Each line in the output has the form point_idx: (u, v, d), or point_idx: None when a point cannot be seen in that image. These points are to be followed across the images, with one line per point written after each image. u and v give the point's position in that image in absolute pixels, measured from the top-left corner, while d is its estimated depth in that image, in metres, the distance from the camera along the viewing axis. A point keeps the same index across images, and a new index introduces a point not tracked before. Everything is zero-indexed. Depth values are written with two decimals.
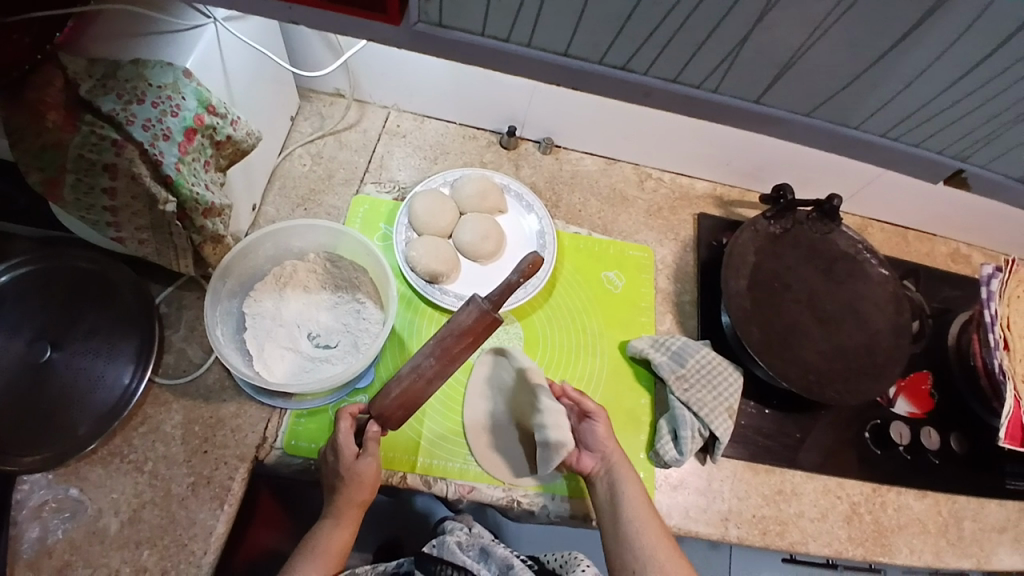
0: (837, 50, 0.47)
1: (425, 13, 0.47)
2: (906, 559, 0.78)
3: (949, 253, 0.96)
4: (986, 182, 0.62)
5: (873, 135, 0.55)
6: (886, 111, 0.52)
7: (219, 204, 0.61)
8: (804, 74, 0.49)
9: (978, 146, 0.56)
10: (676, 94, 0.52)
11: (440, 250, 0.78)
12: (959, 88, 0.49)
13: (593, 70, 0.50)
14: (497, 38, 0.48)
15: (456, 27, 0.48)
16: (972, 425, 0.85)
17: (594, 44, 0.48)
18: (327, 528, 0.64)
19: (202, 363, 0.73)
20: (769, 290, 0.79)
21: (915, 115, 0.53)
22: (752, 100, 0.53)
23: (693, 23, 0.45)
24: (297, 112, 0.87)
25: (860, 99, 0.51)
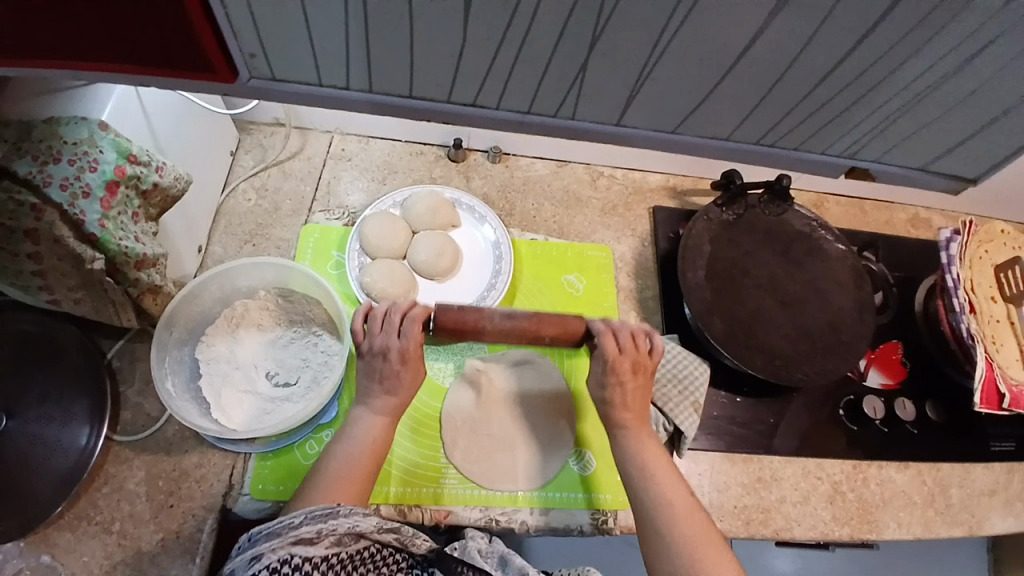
0: (656, 83, 0.60)
1: (254, 68, 0.61)
2: (893, 533, 0.77)
3: (908, 219, 0.96)
4: (891, 173, 0.76)
5: (752, 143, 0.71)
6: (748, 122, 0.67)
7: (151, 255, 0.59)
8: (649, 106, 0.64)
9: (866, 142, 0.70)
10: (648, 135, 0.69)
11: (394, 272, 0.76)
12: (812, 97, 0.62)
13: (441, 106, 0.65)
14: (334, 86, 0.62)
15: (286, 79, 0.62)
16: (947, 390, 0.84)
17: (433, 86, 0.62)
18: (367, 420, 0.63)
19: (159, 417, 0.72)
20: (728, 278, 0.78)
21: (779, 126, 0.68)
22: (666, 130, 0.69)
23: (498, 61, 0.57)
24: (237, 145, 0.85)
25: (720, 122, 0.67)
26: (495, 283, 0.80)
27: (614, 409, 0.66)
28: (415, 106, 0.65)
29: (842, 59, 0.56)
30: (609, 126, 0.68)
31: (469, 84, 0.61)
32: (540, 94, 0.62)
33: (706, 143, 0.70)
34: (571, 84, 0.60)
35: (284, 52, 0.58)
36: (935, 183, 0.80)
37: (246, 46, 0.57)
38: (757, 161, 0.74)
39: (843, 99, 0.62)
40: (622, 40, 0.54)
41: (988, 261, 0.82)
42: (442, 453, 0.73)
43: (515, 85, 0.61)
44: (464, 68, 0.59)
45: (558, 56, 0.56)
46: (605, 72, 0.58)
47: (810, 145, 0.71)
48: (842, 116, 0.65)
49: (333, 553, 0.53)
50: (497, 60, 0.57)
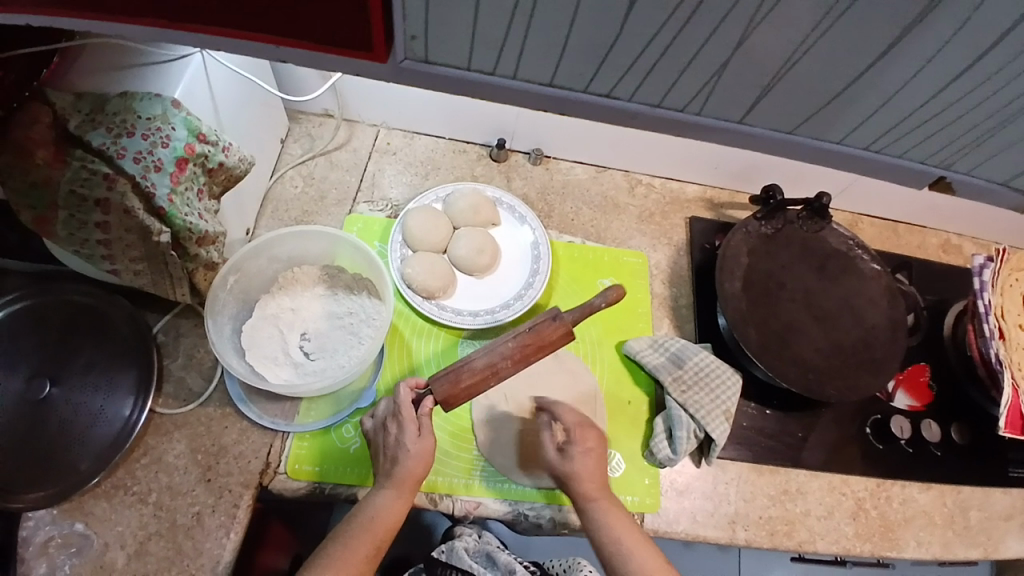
0: (855, 98, 0.50)
1: (412, 50, 0.48)
2: (914, 552, 0.78)
3: (940, 244, 0.97)
4: (970, 186, 0.63)
5: (860, 148, 0.57)
6: (865, 126, 0.54)
7: (212, 232, 0.61)
8: (798, 85, 0.49)
9: (961, 155, 0.58)
10: (801, 145, 0.56)
11: (435, 266, 0.78)
12: (959, 87, 0.49)
13: (579, 98, 0.51)
14: (483, 71, 0.50)
15: (440, 62, 0.50)
16: (974, 416, 0.85)
17: (578, 74, 0.49)
18: (384, 498, 0.64)
19: (201, 392, 0.73)
20: (764, 290, 0.79)
21: (896, 127, 0.54)
22: (833, 142, 0.56)
23: (683, 41, 0.45)
24: (286, 133, 0.87)
25: (847, 119, 0.53)
26: (533, 282, 0.81)
27: (579, 481, 0.67)
28: (554, 97, 0.52)
29: (952, 81, 0.48)
30: (770, 132, 0.55)
31: (609, 74, 0.49)
32: (732, 83, 0.49)
33: (815, 146, 0.56)
34: (773, 86, 0.49)
35: (448, 40, 0.47)
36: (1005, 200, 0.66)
37: (410, 26, 0.46)
38: (856, 173, 0.60)
39: (937, 138, 0.55)
40: (811, 64, 0.47)
41: (1017, 289, 0.83)
42: (474, 446, 0.73)
43: (694, 78, 0.48)
44: (624, 44, 0.45)
45: (780, 39, 0.44)
46: (796, 92, 0.50)
47: (913, 154, 0.58)
48: (963, 140, 0.56)
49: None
50: (663, 68, 0.48)
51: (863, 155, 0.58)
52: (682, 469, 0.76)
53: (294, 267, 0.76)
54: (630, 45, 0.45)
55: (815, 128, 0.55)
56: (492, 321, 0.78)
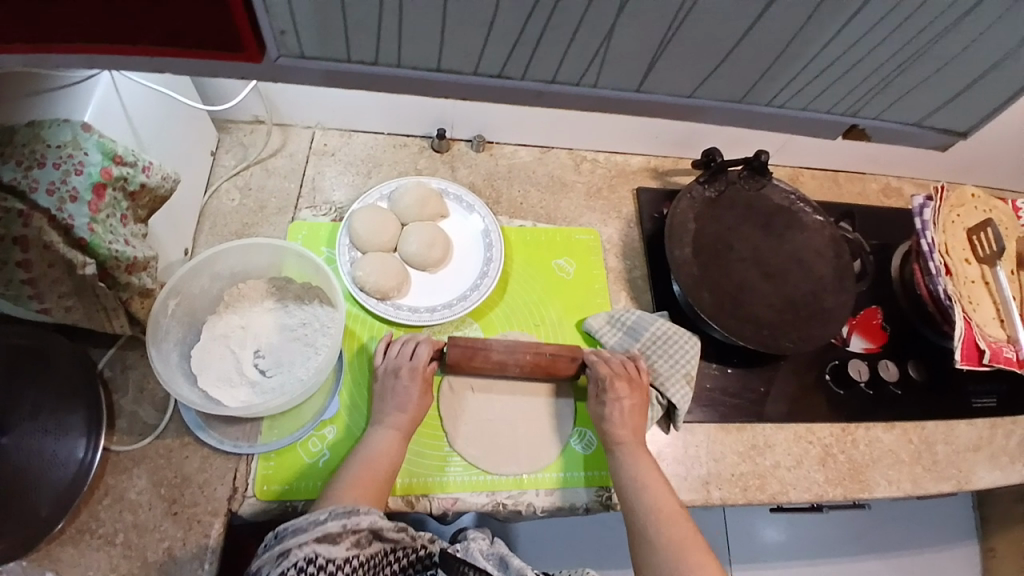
0: (749, 49, 0.56)
1: (284, 46, 0.52)
2: (885, 491, 0.80)
3: (880, 189, 0.99)
4: (883, 131, 0.74)
5: (766, 104, 0.65)
6: (765, 82, 0.61)
7: (142, 257, 0.58)
8: (687, 46, 0.54)
9: (865, 103, 0.67)
10: (725, 107, 0.65)
11: (387, 265, 0.76)
12: (848, 32, 0.55)
13: (471, 79, 0.56)
14: (364, 62, 0.54)
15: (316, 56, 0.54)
16: (927, 352, 0.88)
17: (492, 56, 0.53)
18: (382, 434, 0.68)
19: (157, 424, 0.71)
20: (714, 253, 0.80)
21: (796, 81, 0.62)
22: (739, 101, 0.65)
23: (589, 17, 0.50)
24: (217, 145, 0.84)
25: (741, 80, 0.61)
26: (487, 271, 0.80)
27: (613, 426, 0.70)
28: (441, 82, 0.56)
29: (852, 18, 0.53)
30: (683, 99, 0.63)
31: (501, 48, 0.53)
32: (623, 50, 0.54)
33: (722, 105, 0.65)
34: (668, 43, 0.54)
35: (317, 30, 0.50)
36: (927, 140, 0.79)
37: (278, 22, 0.49)
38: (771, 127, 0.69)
39: (840, 89, 0.64)
40: (707, 19, 0.51)
41: (961, 224, 0.85)
42: (446, 442, 0.73)
43: (587, 42, 0.53)
44: (503, 20, 0.49)
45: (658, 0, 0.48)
46: (689, 46, 0.54)
47: (817, 105, 0.67)
48: (861, 90, 0.64)
49: (354, 554, 0.57)
50: (550, 39, 0.52)
51: (768, 111, 0.67)
52: (654, 438, 0.77)
53: (239, 284, 0.74)
54: (512, 18, 0.49)
55: (710, 91, 0.63)
56: (449, 315, 0.77)
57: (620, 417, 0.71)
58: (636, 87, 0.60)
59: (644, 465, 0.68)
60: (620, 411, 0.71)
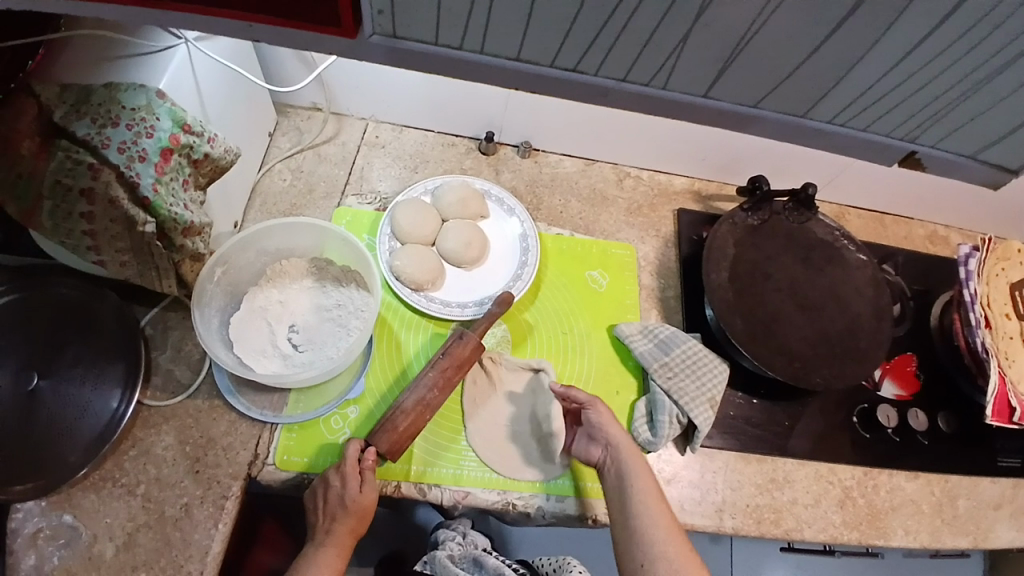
0: (824, 68, 0.45)
1: (379, 25, 0.45)
2: (902, 540, 0.78)
3: (927, 235, 0.98)
4: (938, 160, 0.54)
5: (822, 122, 0.51)
6: (829, 97, 0.48)
7: (198, 223, 0.61)
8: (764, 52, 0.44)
9: (924, 126, 0.50)
10: (784, 123, 0.51)
11: (424, 257, 0.78)
12: (924, 53, 0.43)
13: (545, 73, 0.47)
14: (450, 46, 0.46)
15: (411, 37, 0.45)
16: (960, 405, 0.86)
17: (546, 47, 0.45)
18: (319, 556, 0.63)
19: (190, 384, 0.73)
20: (749, 281, 0.78)
21: (857, 101, 0.48)
22: (748, 105, 0.50)
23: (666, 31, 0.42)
24: (274, 128, 0.87)
25: (804, 91, 0.48)
26: (521, 273, 0.81)
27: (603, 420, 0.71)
28: (516, 73, 0.48)
29: (943, 24, 0.41)
30: (742, 109, 0.50)
31: None
32: (689, 68, 0.46)
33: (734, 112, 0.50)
34: (732, 61, 0.45)
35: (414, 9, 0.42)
36: (976, 175, 0.56)
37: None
38: (819, 149, 0.54)
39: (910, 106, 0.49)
40: None
41: (1004, 279, 0.84)
42: (463, 436, 0.73)
43: (655, 55, 0.45)
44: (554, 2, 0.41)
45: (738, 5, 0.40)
46: (767, 68, 0.46)
47: (864, 124, 0.51)
48: (918, 116, 0.50)
49: None
50: (622, 46, 0.44)
51: (831, 129, 0.52)
52: (670, 458, 0.76)
53: (284, 260, 0.76)
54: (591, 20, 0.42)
55: (779, 101, 0.49)
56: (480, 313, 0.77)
57: (604, 418, 0.71)
58: (665, 85, 0.48)
59: (634, 471, 0.68)
60: (603, 411, 0.72)
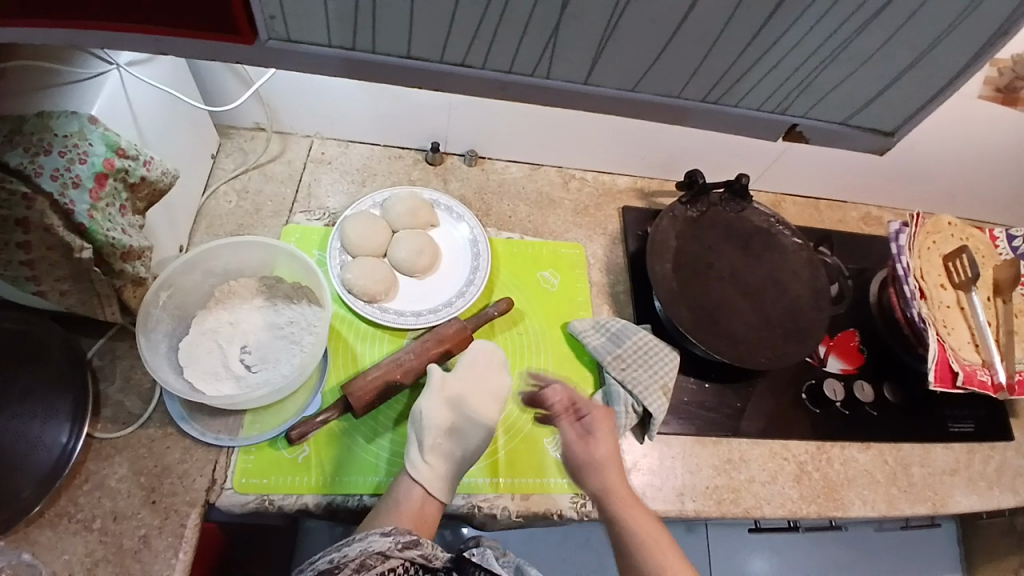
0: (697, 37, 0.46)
1: (275, 30, 0.46)
2: (859, 510, 0.80)
3: (860, 217, 1.03)
4: (818, 132, 0.58)
5: (712, 102, 0.54)
6: (696, 79, 0.51)
7: (138, 247, 0.61)
8: (636, 46, 0.47)
9: (792, 98, 0.54)
10: (677, 106, 0.53)
11: (376, 268, 0.78)
12: (771, 30, 0.46)
13: (435, 69, 0.48)
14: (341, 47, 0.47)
15: (305, 40, 0.47)
16: (902, 375, 0.90)
17: (430, 45, 0.47)
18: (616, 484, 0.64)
19: (141, 413, 0.72)
20: (692, 271, 0.81)
21: (726, 78, 0.51)
22: (673, 96, 0.53)
23: (533, 30, 0.45)
24: (218, 150, 0.87)
25: (677, 70, 0.50)
26: (473, 279, 0.82)
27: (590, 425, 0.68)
28: (435, 75, 0.49)
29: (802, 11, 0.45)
30: (666, 97, 0.53)
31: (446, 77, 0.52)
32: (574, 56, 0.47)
33: (659, 104, 0.53)
34: (603, 45, 0.46)
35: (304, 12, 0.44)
36: (860, 141, 0.59)
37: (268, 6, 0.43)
38: (704, 129, 0.56)
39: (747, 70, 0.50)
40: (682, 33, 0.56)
41: (935, 252, 0.88)
42: None
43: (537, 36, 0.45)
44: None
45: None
46: (663, 40, 0.46)
47: (751, 102, 0.54)
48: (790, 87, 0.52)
49: None
50: (525, 25, 0.44)
51: (705, 109, 0.54)
52: (629, 448, 0.77)
53: (233, 281, 0.75)
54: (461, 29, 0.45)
55: (654, 82, 0.51)
56: (435, 320, 0.78)
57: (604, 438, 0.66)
58: (545, 76, 0.49)
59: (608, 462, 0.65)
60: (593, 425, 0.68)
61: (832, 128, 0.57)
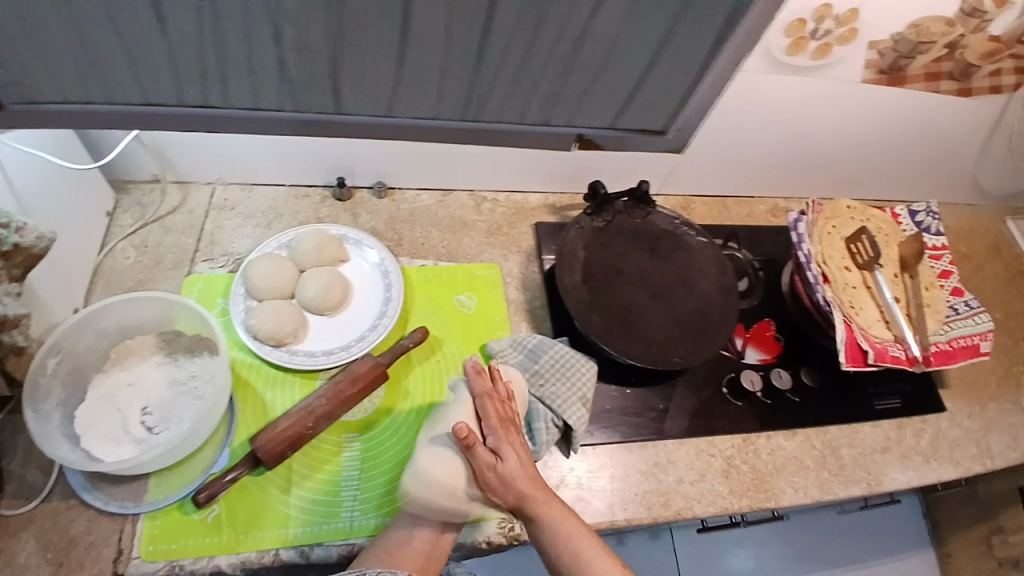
0: (366, 65, 0.67)
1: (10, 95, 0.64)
2: (790, 498, 0.81)
3: (768, 210, 1.08)
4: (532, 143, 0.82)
5: (402, 113, 0.75)
6: (394, 96, 0.71)
7: (14, 315, 0.59)
8: (355, 73, 0.68)
9: (478, 104, 0.75)
10: (378, 117, 0.74)
11: (282, 311, 0.76)
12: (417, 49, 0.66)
13: (185, 106, 0.68)
14: (91, 98, 0.66)
15: (43, 100, 0.65)
16: (821, 360, 0.92)
17: (175, 86, 0.66)
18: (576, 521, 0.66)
19: (44, 486, 0.69)
20: (604, 280, 0.82)
21: (436, 97, 0.73)
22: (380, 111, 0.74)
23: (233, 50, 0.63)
24: (114, 206, 0.85)
25: (372, 90, 0.70)
26: (387, 310, 0.81)
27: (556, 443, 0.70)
28: (134, 119, 0.68)
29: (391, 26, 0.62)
30: (381, 115, 0.75)
31: (214, 80, 0.66)
32: (304, 63, 0.66)
33: (370, 117, 0.74)
34: (335, 76, 0.68)
35: (60, 80, 0.63)
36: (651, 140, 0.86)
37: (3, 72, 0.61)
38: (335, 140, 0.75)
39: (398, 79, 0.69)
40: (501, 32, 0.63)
41: (836, 236, 0.91)
42: (340, 488, 0.71)
43: (260, 75, 0.66)
44: (227, 44, 0.62)
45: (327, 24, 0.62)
46: (360, 68, 0.67)
47: (410, 116, 0.75)
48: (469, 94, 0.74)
49: None
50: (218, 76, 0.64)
51: (466, 124, 0.78)
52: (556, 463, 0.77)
53: (131, 341, 0.73)
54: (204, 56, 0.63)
55: (353, 102, 0.72)
56: (347, 357, 0.77)
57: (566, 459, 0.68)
58: (335, 108, 0.73)
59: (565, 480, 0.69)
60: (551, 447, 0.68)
61: (631, 135, 0.84)
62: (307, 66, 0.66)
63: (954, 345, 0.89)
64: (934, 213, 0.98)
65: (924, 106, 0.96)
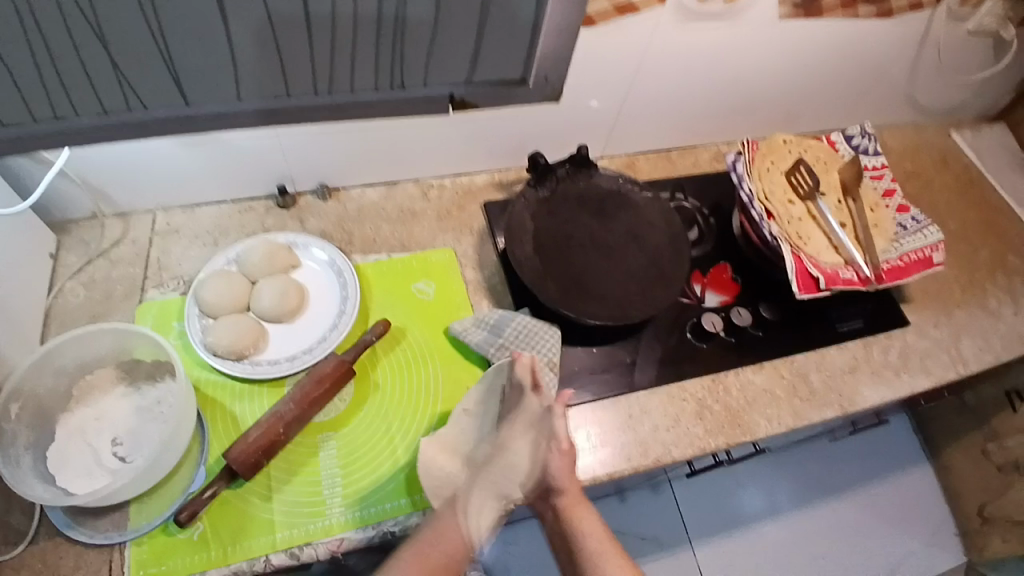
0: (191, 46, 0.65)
1: None
2: (765, 429, 0.83)
3: (712, 157, 1.09)
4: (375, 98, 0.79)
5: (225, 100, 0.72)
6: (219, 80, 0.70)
7: None
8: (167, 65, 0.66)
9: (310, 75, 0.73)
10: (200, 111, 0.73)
11: (239, 325, 0.76)
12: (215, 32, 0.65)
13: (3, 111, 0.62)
14: None
15: None
16: (779, 294, 0.93)
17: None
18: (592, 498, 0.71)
19: (27, 530, 0.68)
20: (555, 246, 0.83)
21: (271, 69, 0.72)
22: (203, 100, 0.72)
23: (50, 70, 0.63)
24: (58, 246, 0.84)
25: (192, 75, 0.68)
26: (345, 308, 0.81)
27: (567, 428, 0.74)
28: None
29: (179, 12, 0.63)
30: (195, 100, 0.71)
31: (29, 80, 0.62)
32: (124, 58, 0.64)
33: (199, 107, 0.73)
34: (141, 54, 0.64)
35: None
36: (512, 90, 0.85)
37: None
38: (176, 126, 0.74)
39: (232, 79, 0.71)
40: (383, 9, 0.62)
41: (775, 170, 0.93)
42: (321, 487, 0.71)
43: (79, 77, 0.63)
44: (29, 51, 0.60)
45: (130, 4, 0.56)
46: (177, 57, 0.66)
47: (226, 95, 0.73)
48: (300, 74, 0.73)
49: None
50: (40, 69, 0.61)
51: (320, 98, 0.77)
52: None
53: (92, 378, 0.73)
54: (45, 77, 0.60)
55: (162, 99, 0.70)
56: (311, 360, 0.77)
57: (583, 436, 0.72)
58: (184, 104, 0.71)
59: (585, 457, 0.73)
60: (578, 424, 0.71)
61: (492, 88, 0.82)
62: (141, 67, 0.65)
63: (906, 260, 0.91)
64: (869, 135, 1.00)
65: (844, 32, 0.97)
